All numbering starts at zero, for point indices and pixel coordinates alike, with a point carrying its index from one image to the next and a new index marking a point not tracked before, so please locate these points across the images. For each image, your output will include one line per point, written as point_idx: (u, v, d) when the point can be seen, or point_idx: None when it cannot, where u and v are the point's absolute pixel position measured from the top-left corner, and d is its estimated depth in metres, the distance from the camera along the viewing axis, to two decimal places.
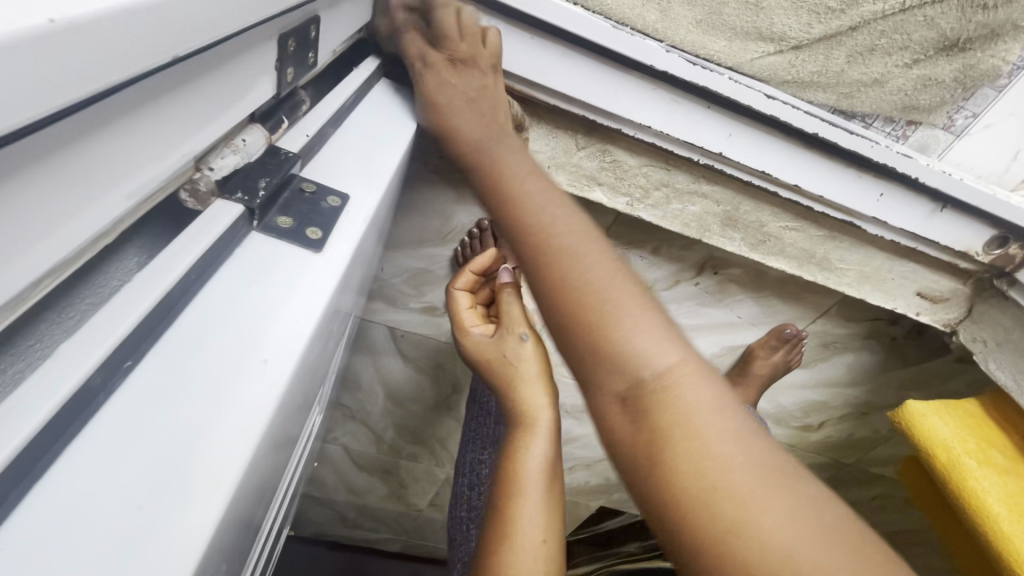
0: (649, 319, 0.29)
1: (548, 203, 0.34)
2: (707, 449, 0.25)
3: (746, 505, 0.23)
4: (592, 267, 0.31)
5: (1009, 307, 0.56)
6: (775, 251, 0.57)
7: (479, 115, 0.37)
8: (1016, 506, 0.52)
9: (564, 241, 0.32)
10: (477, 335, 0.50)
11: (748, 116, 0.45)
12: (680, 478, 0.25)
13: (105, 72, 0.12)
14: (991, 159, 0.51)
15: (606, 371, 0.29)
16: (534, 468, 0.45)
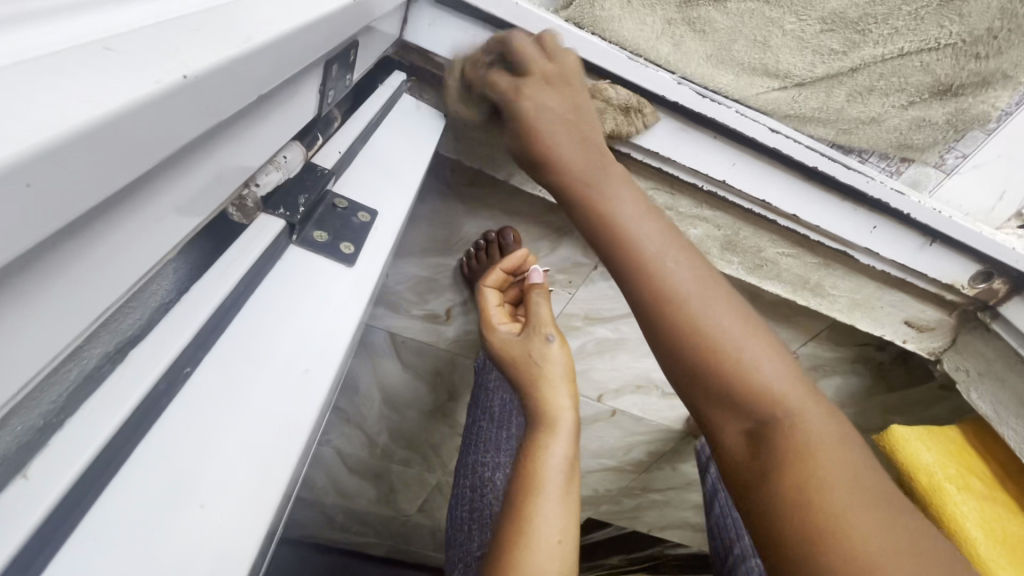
0: (773, 359, 0.29)
1: (652, 230, 0.32)
2: (832, 483, 0.26)
3: (868, 527, 0.24)
4: (715, 302, 0.30)
5: (990, 338, 0.59)
6: (770, 275, 0.59)
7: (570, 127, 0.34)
8: (992, 531, 0.54)
9: (679, 276, 0.30)
10: (504, 333, 0.53)
11: (751, 147, 0.47)
12: (801, 505, 0.26)
13: (212, 115, 0.14)
14: (978, 197, 0.53)
15: (729, 407, 0.29)
16: (552, 467, 0.47)
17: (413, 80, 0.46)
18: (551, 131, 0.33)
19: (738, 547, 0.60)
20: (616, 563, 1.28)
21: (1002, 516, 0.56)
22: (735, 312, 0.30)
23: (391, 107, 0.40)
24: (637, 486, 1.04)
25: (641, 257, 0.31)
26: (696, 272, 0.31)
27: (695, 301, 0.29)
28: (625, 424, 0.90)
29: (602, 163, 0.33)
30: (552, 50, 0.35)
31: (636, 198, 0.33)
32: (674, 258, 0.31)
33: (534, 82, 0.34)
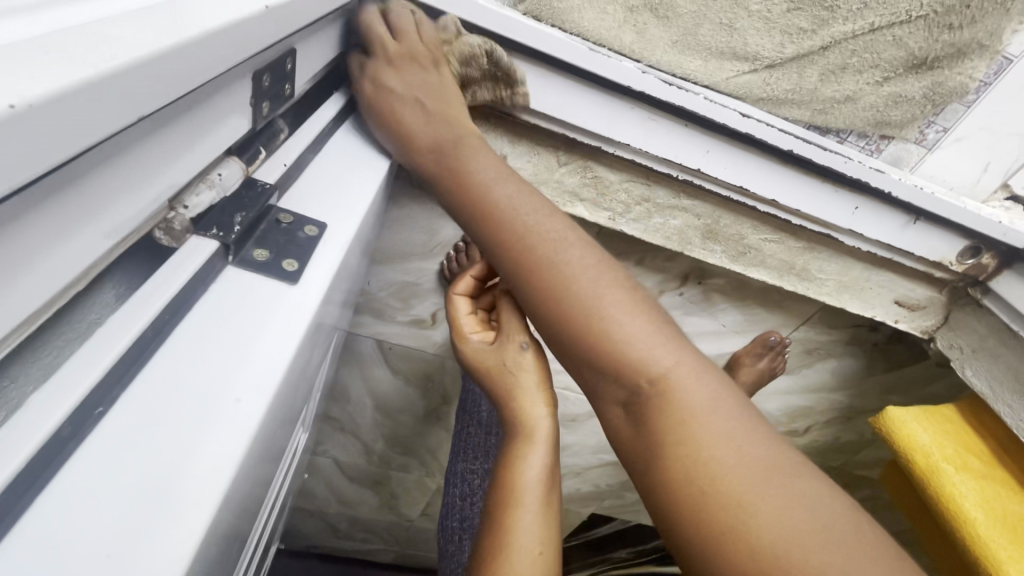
0: (647, 329, 0.32)
1: (522, 206, 0.35)
2: (703, 449, 0.29)
3: (741, 492, 0.27)
4: (585, 279, 0.33)
5: (982, 314, 0.57)
6: (755, 262, 0.58)
7: (430, 119, 0.38)
8: (993, 510, 0.53)
9: (541, 252, 0.34)
10: (476, 342, 0.53)
11: (726, 132, 0.46)
12: (675, 471, 0.29)
13: (62, 145, 0.12)
14: (963, 171, 0.53)
15: (608, 380, 0.32)
16: (531, 479, 0.47)
17: None
18: (411, 121, 0.37)
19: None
20: (624, 556, 1.26)
21: (1005, 497, 0.54)
22: (610, 284, 0.33)
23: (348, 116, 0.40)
24: None
25: (507, 239, 0.34)
26: (565, 249, 0.34)
27: (565, 283, 0.33)
28: None
29: (458, 146, 0.37)
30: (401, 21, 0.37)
31: (501, 178, 0.36)
32: (541, 236, 0.34)
33: (380, 65, 0.37)
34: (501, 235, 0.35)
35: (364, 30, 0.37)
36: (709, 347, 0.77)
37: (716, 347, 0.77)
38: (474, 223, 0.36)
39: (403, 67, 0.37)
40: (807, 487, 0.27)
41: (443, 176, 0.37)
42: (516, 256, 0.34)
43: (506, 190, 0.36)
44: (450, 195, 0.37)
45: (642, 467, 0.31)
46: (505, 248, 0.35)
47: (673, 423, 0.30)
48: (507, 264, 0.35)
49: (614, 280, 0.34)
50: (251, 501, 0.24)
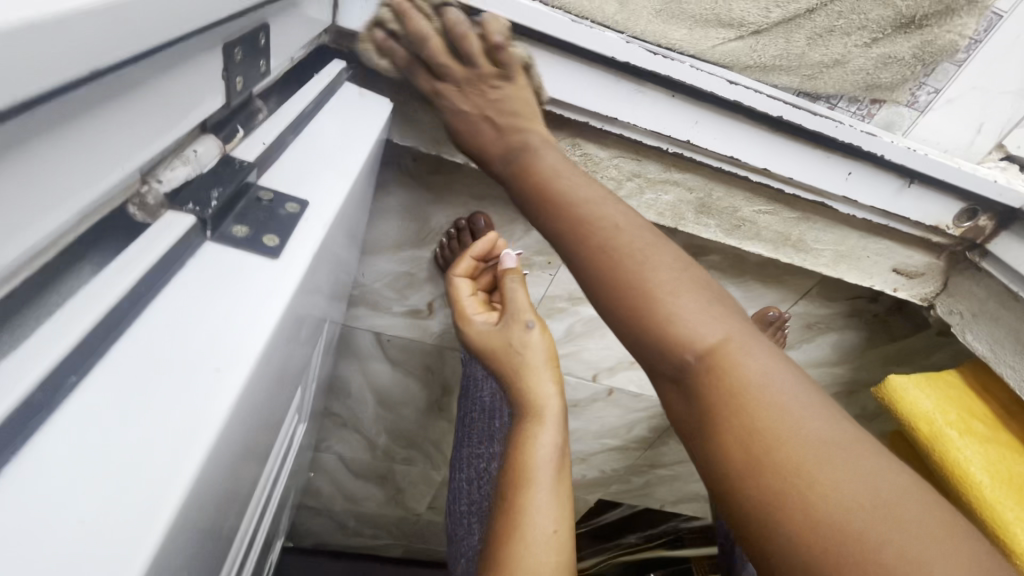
0: (706, 303, 0.31)
1: (582, 187, 0.35)
2: (766, 425, 0.27)
3: (811, 472, 0.25)
4: (645, 256, 0.32)
5: (982, 278, 0.57)
6: (750, 235, 0.57)
7: (497, 115, 0.40)
8: (999, 472, 0.52)
9: (596, 228, 0.33)
10: (480, 323, 0.52)
11: (713, 101, 0.45)
12: (734, 450, 0.27)
13: (6, 87, 0.12)
14: (956, 133, 0.52)
15: (659, 356, 0.30)
16: (545, 456, 0.47)
17: (355, 68, 0.45)
18: (480, 124, 0.40)
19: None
20: (633, 541, 1.26)
21: (1007, 458, 0.53)
22: (664, 258, 0.32)
23: (331, 97, 0.40)
24: (643, 464, 1.03)
25: (567, 217, 0.34)
26: (625, 225, 0.33)
27: (627, 261, 0.31)
28: (624, 403, 0.89)
29: (524, 138, 0.38)
30: (464, 39, 0.37)
31: (563, 164, 0.37)
32: (599, 212, 0.33)
33: (448, 87, 0.40)
34: (558, 215, 0.34)
35: (449, 29, 0.37)
36: None
37: None
38: (535, 207, 0.36)
39: (473, 85, 0.39)
40: (881, 466, 0.25)
41: (509, 166, 0.38)
42: (573, 232, 0.33)
43: (566, 173, 0.36)
44: (514, 184, 0.38)
45: (698, 444, 0.29)
46: (561, 227, 0.34)
47: (731, 395, 0.28)
48: (567, 246, 0.34)
49: (677, 257, 0.32)
50: (238, 480, 0.24)
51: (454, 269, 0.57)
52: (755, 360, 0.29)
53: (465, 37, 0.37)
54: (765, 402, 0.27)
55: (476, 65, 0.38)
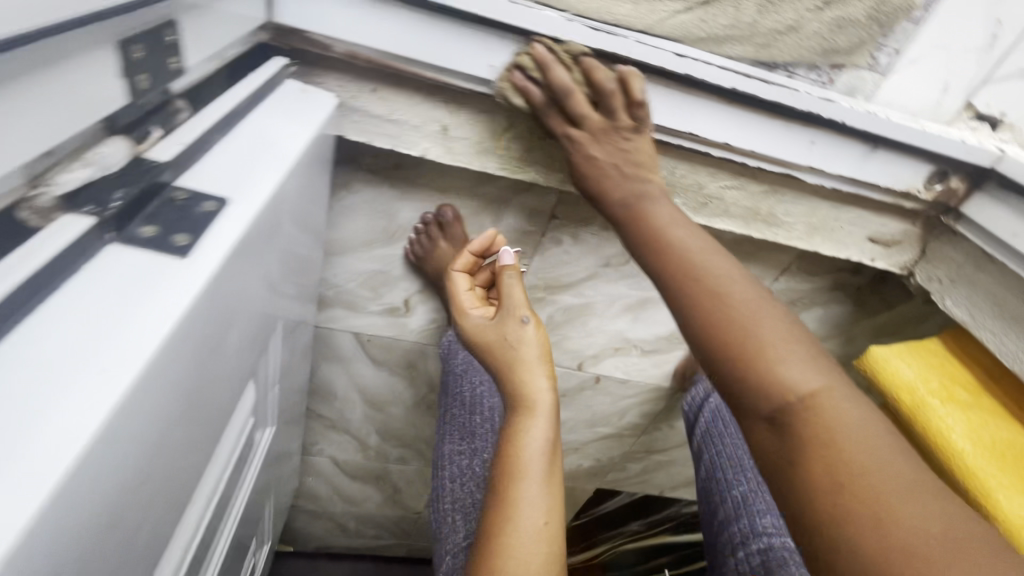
0: (806, 355, 0.35)
1: (698, 245, 0.40)
2: (849, 460, 0.31)
3: (886, 506, 0.29)
4: (751, 309, 0.36)
5: (959, 242, 0.56)
6: (718, 212, 0.56)
7: (613, 168, 0.44)
8: (983, 440, 0.51)
9: (708, 281, 0.37)
10: (476, 318, 0.56)
11: (663, 75, 0.44)
12: (819, 481, 0.31)
13: None
14: (922, 94, 0.51)
15: (755, 395, 0.34)
16: (534, 446, 0.49)
17: (298, 64, 0.44)
18: (605, 178, 0.44)
19: (747, 523, 0.55)
20: (636, 529, 1.25)
21: (991, 425, 0.52)
22: (773, 313, 0.36)
23: (271, 95, 0.40)
24: (638, 450, 1.03)
25: (681, 269, 0.39)
26: (738, 282, 0.37)
27: (733, 313, 0.36)
28: (613, 389, 0.89)
29: (637, 194, 0.44)
30: (609, 96, 0.42)
31: (674, 219, 0.42)
32: (713, 266, 0.38)
33: (584, 136, 0.44)
34: (670, 265, 0.39)
35: (596, 82, 0.41)
36: None
37: None
38: (649, 255, 0.41)
39: (603, 136, 0.44)
40: (947, 509, 0.29)
41: (623, 219, 0.44)
42: (686, 281, 0.38)
43: (679, 229, 0.41)
44: (628, 234, 0.43)
45: (779, 474, 0.33)
46: (673, 275, 0.39)
47: (821, 435, 0.32)
48: (675, 292, 0.38)
49: (782, 314, 0.36)
50: (156, 483, 0.24)
51: (455, 266, 0.61)
52: (843, 408, 0.33)
53: (611, 91, 0.42)
54: (851, 444, 0.32)
55: (613, 117, 0.43)
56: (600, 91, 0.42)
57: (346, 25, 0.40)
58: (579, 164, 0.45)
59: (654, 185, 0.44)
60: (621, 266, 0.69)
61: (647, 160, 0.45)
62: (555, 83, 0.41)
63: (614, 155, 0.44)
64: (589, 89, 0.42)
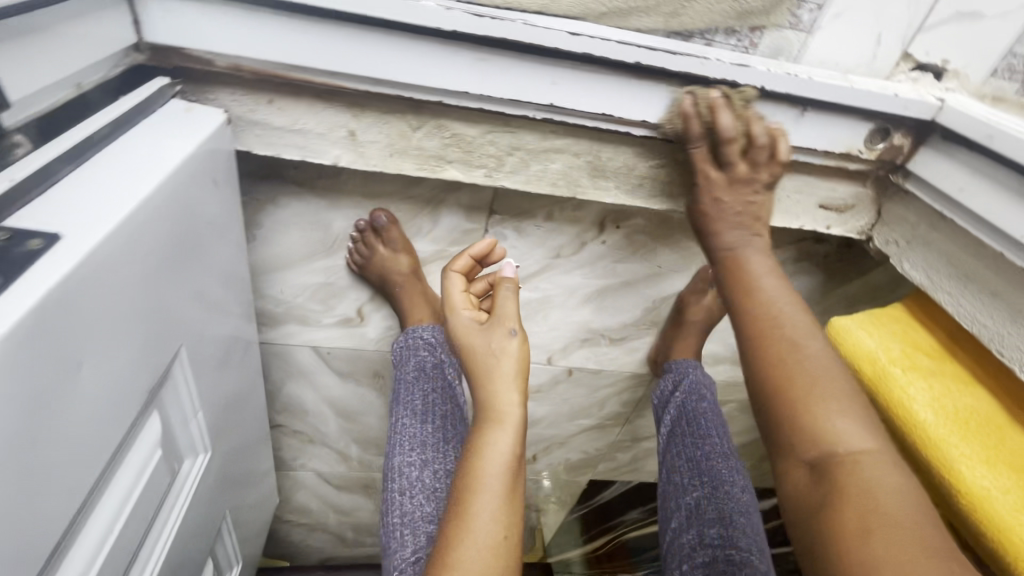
0: (858, 418, 0.40)
1: (783, 300, 0.45)
2: (876, 512, 0.36)
3: (896, 554, 0.34)
4: (823, 371, 0.41)
5: (911, 201, 0.53)
6: (655, 193, 0.54)
7: (726, 215, 0.48)
8: (947, 409, 0.47)
9: (785, 334, 0.43)
10: (466, 320, 0.56)
11: (559, 56, 0.41)
12: (846, 525, 0.36)
13: None
14: (855, 49, 0.48)
15: (803, 441, 0.40)
16: (498, 459, 0.51)
17: (185, 83, 0.43)
18: (724, 226, 0.48)
19: (695, 534, 0.57)
20: (637, 516, 1.22)
21: (956, 392, 0.48)
22: (840, 374, 0.42)
23: (150, 113, 0.39)
24: (625, 439, 1.01)
25: (759, 319, 0.44)
26: (817, 340, 0.43)
27: (798, 369, 0.42)
28: (587, 381, 0.87)
29: (745, 241, 0.48)
30: (762, 150, 0.45)
31: (765, 271, 0.47)
32: (793, 321, 0.44)
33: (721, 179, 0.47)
34: (750, 316, 0.45)
35: (755, 135, 0.45)
36: (652, 292, 0.74)
37: (659, 292, 0.74)
38: (733, 302, 0.46)
39: (737, 187, 0.47)
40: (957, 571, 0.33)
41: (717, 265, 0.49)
42: (761, 331, 0.44)
43: (767, 283, 0.46)
44: (721, 277, 0.48)
45: (809, 514, 0.39)
46: (753, 325, 0.44)
47: (857, 486, 0.37)
48: (750, 339, 0.44)
49: (845, 380, 0.42)
50: None
51: (451, 266, 0.60)
52: (876, 466, 0.38)
53: (762, 146, 0.45)
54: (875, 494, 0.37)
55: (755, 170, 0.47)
56: (754, 143, 0.45)
57: (221, 36, 0.39)
58: (700, 207, 0.49)
59: (758, 242, 0.48)
60: (572, 256, 0.67)
61: (756, 220, 0.48)
62: (720, 128, 0.43)
63: (736, 205, 0.47)
64: (745, 140, 0.45)
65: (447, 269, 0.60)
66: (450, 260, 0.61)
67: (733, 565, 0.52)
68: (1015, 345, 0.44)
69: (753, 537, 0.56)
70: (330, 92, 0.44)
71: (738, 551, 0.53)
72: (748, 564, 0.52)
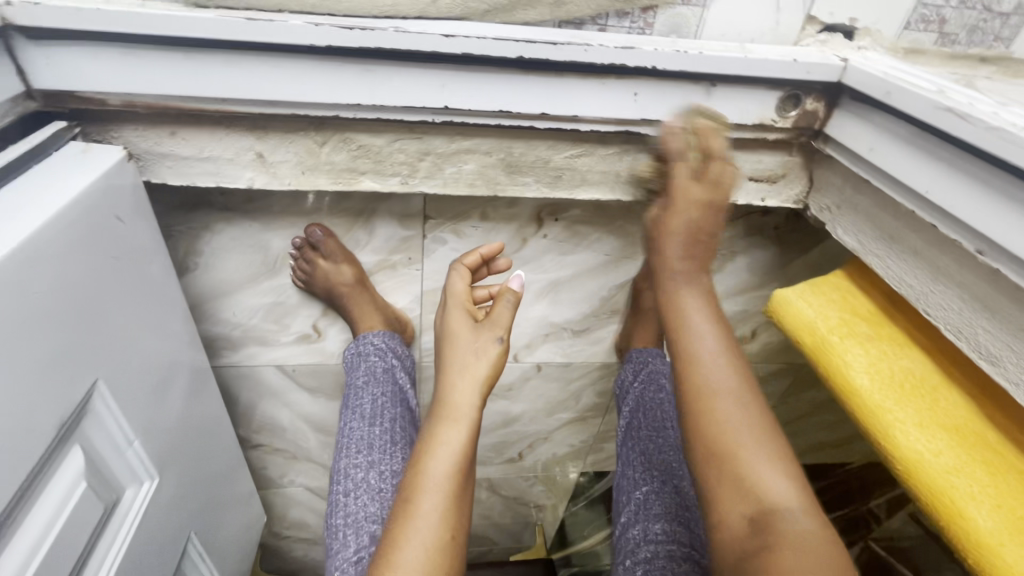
0: (786, 474, 0.42)
1: (718, 352, 0.46)
2: (805, 559, 0.37)
3: None
4: (748, 424, 0.43)
5: (836, 165, 0.52)
6: (575, 182, 0.54)
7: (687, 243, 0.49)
8: (882, 373, 0.46)
9: (718, 387, 0.45)
10: (460, 316, 0.56)
11: (442, 60, 0.41)
12: (779, 573, 0.37)
13: None
14: (755, 17, 0.47)
15: (738, 494, 0.41)
16: (447, 455, 0.51)
17: (84, 124, 0.44)
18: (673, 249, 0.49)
19: (641, 530, 0.65)
20: None
21: (892, 355, 0.47)
22: (767, 427, 0.44)
23: (45, 158, 0.40)
24: (609, 429, 1.01)
25: (695, 374, 0.46)
26: (746, 392, 0.45)
27: (729, 429, 0.43)
28: (558, 375, 0.87)
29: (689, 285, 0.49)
30: (697, 189, 0.47)
31: (706, 321, 0.48)
32: (725, 375, 0.45)
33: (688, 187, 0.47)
34: (688, 368, 0.46)
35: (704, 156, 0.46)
36: (605, 280, 0.73)
37: (611, 280, 0.73)
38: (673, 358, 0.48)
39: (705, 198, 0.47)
40: None
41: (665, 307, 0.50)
42: (697, 388, 0.45)
43: (705, 336, 0.47)
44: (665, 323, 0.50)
45: (742, 565, 0.39)
46: (689, 380, 0.46)
47: (786, 536, 0.38)
48: (686, 395, 0.46)
49: (770, 430, 0.44)
50: None
51: (461, 260, 0.58)
52: (803, 517, 0.40)
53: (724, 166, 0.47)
54: (801, 543, 0.38)
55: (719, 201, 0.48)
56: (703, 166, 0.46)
57: (105, 76, 0.40)
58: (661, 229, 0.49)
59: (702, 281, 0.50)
60: (516, 252, 0.67)
61: (705, 256, 0.50)
62: (709, 152, 0.46)
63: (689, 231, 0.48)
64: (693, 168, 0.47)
65: (455, 263, 0.58)
66: (459, 256, 0.60)
67: (674, 561, 0.60)
68: (938, 304, 0.43)
69: (695, 532, 0.64)
70: (228, 118, 0.45)
71: (677, 548, 0.62)
72: (686, 559, 0.61)
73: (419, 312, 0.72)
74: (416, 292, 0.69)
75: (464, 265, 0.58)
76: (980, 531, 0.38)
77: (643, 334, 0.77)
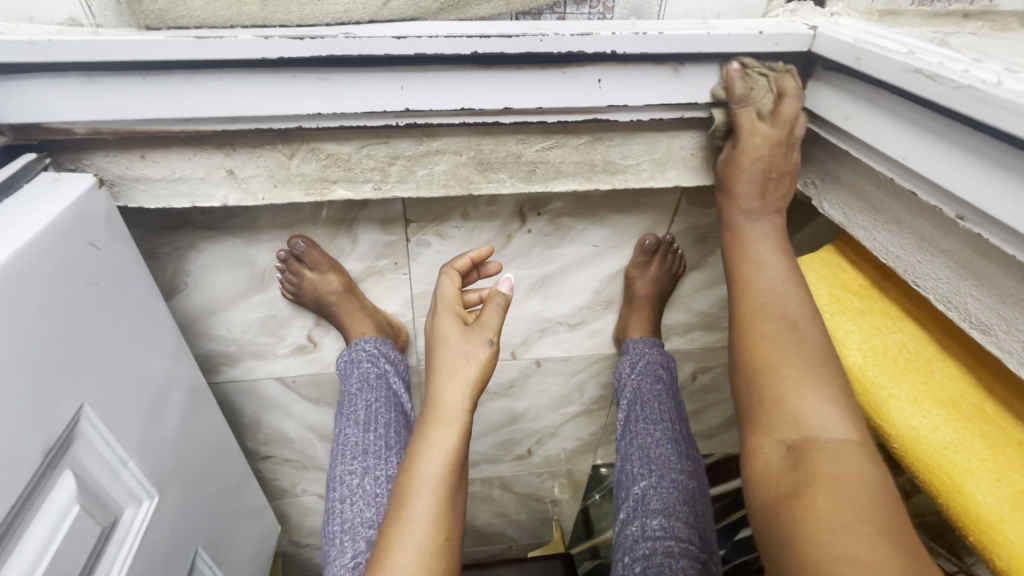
0: (839, 407, 0.41)
1: (781, 284, 0.47)
2: (840, 490, 0.36)
3: (849, 534, 0.34)
4: (804, 354, 0.43)
5: (817, 137, 0.50)
6: (551, 175, 0.53)
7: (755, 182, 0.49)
8: (877, 349, 0.45)
9: (775, 315, 0.45)
10: (451, 320, 0.55)
11: (399, 62, 0.41)
12: (809, 499, 0.37)
13: None
14: None
15: (779, 424, 0.42)
16: (438, 459, 0.51)
17: (55, 154, 0.45)
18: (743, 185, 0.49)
19: (639, 525, 0.66)
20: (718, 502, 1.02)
21: (884, 330, 0.46)
22: (828, 360, 0.43)
23: (13, 191, 0.40)
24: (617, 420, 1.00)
25: (751, 302, 0.47)
26: (810, 322, 0.45)
27: (777, 355, 0.44)
28: (559, 369, 0.86)
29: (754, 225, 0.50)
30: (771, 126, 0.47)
31: (769, 255, 0.49)
32: (785, 304, 0.46)
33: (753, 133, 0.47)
34: (743, 295, 0.48)
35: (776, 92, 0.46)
36: (596, 271, 0.72)
37: (602, 270, 0.72)
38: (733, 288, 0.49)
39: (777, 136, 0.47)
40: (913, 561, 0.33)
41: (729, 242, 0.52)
42: (751, 314, 0.46)
43: (767, 267, 0.48)
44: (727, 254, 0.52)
45: (773, 492, 0.40)
46: (746, 309, 0.47)
47: (825, 465, 0.38)
48: (742, 323, 0.47)
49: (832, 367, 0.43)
50: None
51: (449, 264, 0.58)
52: (849, 454, 0.38)
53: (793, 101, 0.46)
54: (839, 478, 0.37)
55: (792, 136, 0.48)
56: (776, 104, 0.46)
57: (67, 105, 0.40)
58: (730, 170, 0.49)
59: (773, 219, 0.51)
60: (502, 249, 0.67)
61: (779, 198, 0.51)
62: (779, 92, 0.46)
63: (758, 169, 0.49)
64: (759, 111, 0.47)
65: (445, 267, 0.58)
66: (448, 260, 0.60)
67: (673, 556, 0.61)
68: (926, 274, 0.42)
69: (690, 527, 0.65)
70: (194, 137, 0.45)
71: (675, 544, 0.62)
72: (682, 554, 0.62)
73: (411, 316, 0.72)
74: (407, 296, 0.69)
75: (452, 268, 0.58)
76: (979, 507, 0.37)
77: (639, 323, 0.76)
